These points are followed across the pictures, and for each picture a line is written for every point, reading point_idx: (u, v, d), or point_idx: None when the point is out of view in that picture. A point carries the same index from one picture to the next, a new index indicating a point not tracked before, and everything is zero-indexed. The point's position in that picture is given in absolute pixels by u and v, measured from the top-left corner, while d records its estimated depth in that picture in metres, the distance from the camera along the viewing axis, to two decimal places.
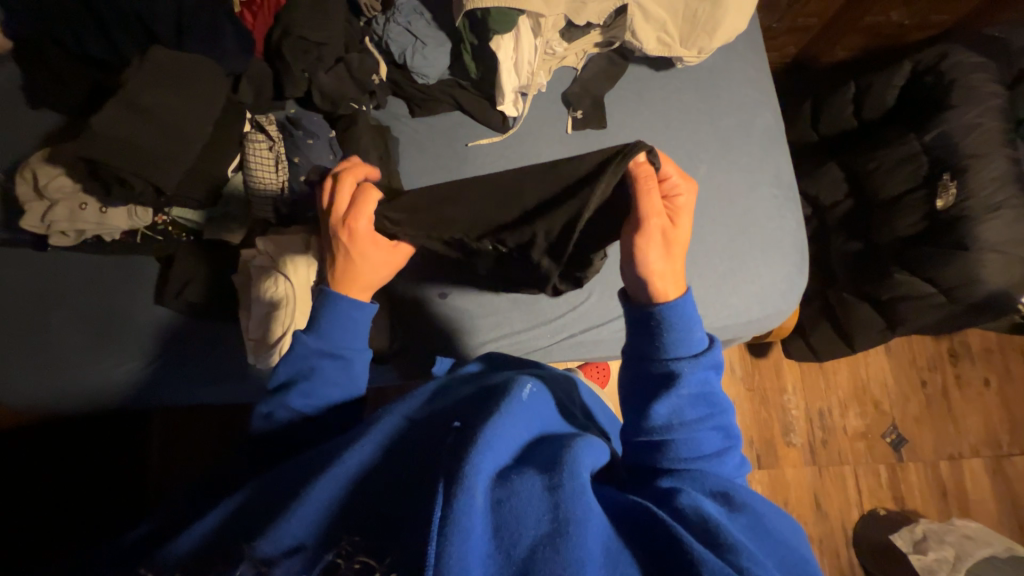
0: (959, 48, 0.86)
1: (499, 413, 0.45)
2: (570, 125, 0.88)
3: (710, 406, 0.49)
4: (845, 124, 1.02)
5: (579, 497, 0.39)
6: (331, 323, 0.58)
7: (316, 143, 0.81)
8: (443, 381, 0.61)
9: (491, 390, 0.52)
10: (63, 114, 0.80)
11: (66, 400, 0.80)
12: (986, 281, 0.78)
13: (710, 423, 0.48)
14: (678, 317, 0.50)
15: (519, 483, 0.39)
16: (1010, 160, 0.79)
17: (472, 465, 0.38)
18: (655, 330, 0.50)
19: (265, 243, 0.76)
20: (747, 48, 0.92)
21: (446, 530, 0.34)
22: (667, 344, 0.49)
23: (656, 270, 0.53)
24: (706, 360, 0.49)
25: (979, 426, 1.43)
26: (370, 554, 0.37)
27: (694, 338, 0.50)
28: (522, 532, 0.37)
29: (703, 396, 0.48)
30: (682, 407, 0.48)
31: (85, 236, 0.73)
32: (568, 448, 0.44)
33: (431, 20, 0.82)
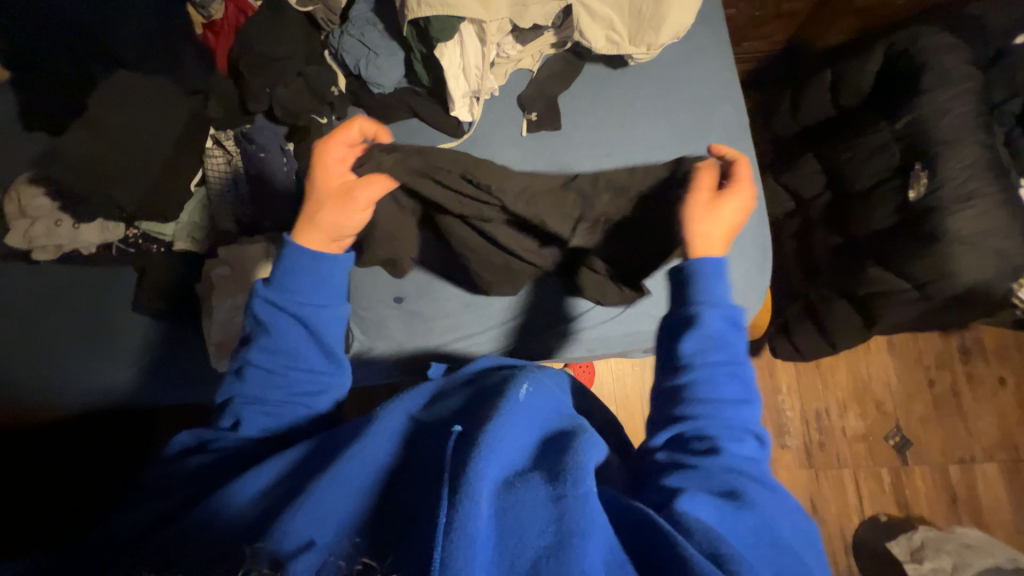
0: (932, 29, 0.81)
1: (499, 415, 0.45)
2: (525, 127, 0.88)
3: (730, 355, 0.53)
4: (825, 113, 0.98)
5: (584, 505, 0.39)
6: (288, 273, 0.61)
7: (268, 155, 0.82)
8: (440, 386, 0.61)
9: (492, 394, 0.51)
10: (41, 133, 0.85)
11: (47, 403, 0.85)
12: (960, 275, 0.73)
13: (728, 373, 0.52)
14: (705, 264, 0.56)
15: (525, 492, 0.39)
16: (983, 146, 0.74)
17: (474, 470, 0.38)
18: (684, 275, 0.57)
19: (227, 251, 0.82)
20: (707, 41, 0.90)
21: (451, 534, 0.35)
22: (695, 286, 0.56)
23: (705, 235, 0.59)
24: (727, 310, 0.55)
25: (992, 427, 1.35)
26: (373, 554, 0.38)
27: (721, 290, 0.55)
28: (526, 543, 0.37)
29: (724, 341, 0.53)
30: (705, 349, 0.52)
31: (63, 250, 0.79)
32: (572, 450, 0.45)
33: (383, 31, 0.84)
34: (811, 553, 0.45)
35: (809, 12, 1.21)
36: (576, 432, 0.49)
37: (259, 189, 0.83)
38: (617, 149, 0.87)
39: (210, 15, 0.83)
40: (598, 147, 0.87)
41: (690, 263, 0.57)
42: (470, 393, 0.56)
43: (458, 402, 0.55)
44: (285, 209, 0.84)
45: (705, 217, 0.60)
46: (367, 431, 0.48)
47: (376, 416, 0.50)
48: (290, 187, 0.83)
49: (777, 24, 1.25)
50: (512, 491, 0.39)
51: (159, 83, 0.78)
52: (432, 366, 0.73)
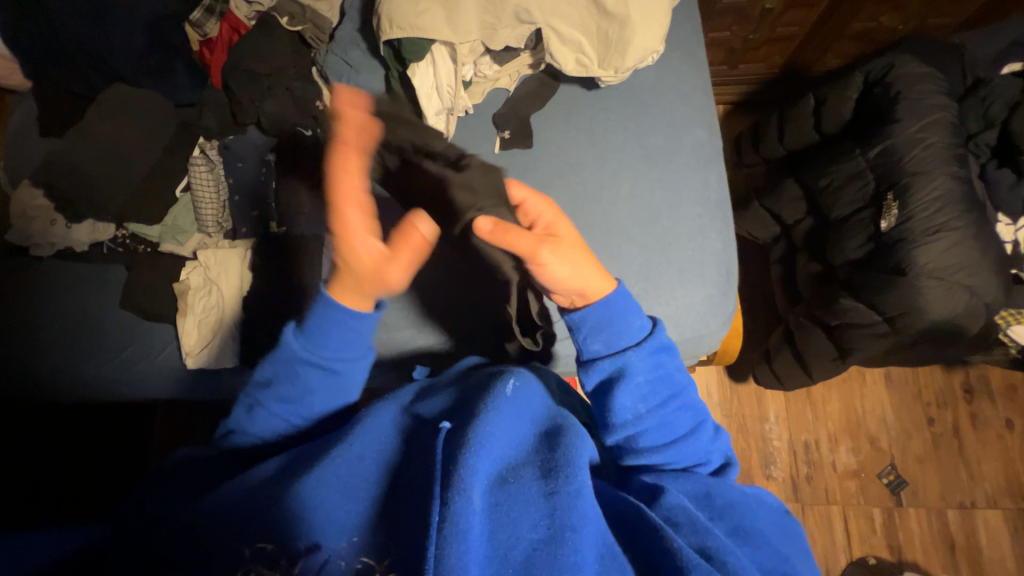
0: (907, 58, 0.80)
1: (488, 411, 0.52)
2: (498, 145, 0.89)
3: (669, 390, 0.60)
4: (807, 137, 0.96)
5: (574, 501, 0.47)
6: (319, 332, 0.62)
7: (245, 164, 0.89)
8: (431, 380, 0.70)
9: (480, 391, 0.59)
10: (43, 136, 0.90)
11: (28, 391, 0.89)
12: (929, 309, 0.72)
13: (671, 404, 0.60)
14: (617, 317, 0.59)
15: (517, 489, 0.48)
16: (955, 179, 0.72)
17: (467, 466, 0.46)
18: (603, 333, 0.59)
19: (208, 256, 0.87)
20: (682, 67, 0.92)
21: (445, 529, 0.42)
22: (614, 339, 0.59)
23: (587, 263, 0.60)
24: (649, 346, 0.59)
25: (997, 472, 1.27)
26: (371, 553, 0.47)
27: (635, 325, 0.60)
28: (521, 537, 0.45)
29: (659, 380, 0.59)
30: (645, 389, 0.58)
31: (59, 248, 0.86)
32: (562, 445, 0.52)
33: (365, 50, 0.89)
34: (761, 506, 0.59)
35: (805, 36, 1.20)
36: (564, 423, 0.57)
37: (236, 197, 0.88)
38: (586, 168, 0.88)
39: (206, 33, 0.87)
40: (567, 166, 0.88)
41: (598, 318, 0.59)
42: (456, 390, 0.63)
43: (447, 399, 0.61)
44: (262, 219, 0.89)
45: (564, 252, 0.57)
46: (361, 426, 0.58)
47: (370, 417, 0.59)
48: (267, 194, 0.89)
49: (772, 47, 1.24)
50: (506, 488, 0.48)
51: (149, 97, 0.83)
52: (418, 368, 0.79)
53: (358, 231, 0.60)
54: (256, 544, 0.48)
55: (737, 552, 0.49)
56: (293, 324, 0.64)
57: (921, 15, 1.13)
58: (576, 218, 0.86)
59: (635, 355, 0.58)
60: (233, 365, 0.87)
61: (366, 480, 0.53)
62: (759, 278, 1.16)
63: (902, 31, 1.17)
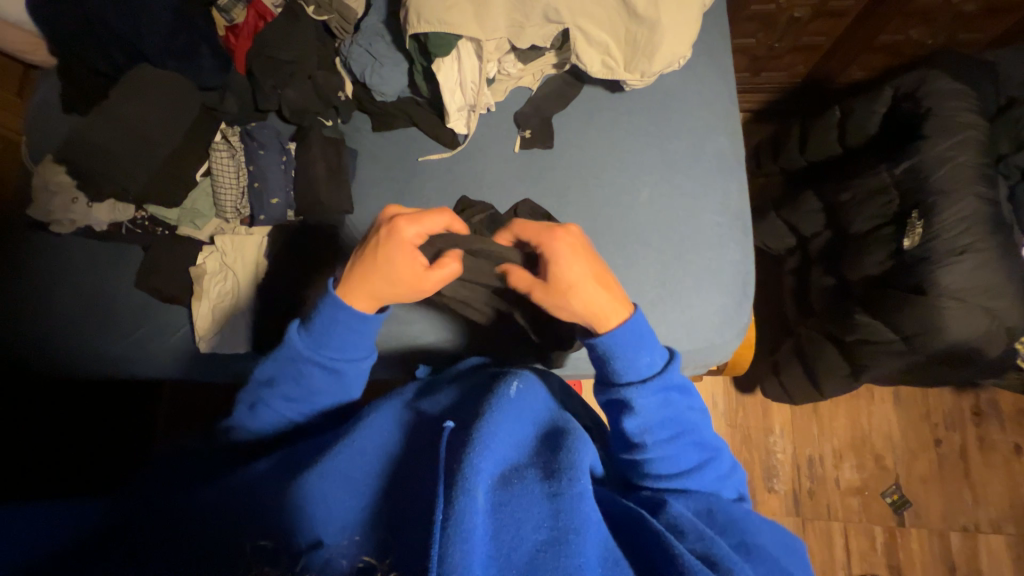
0: (939, 74, 0.78)
1: (493, 411, 0.52)
2: (518, 143, 0.89)
3: (677, 426, 0.58)
4: (829, 150, 0.95)
5: (576, 504, 0.47)
6: (325, 333, 0.63)
7: (267, 152, 0.87)
8: (425, 381, 0.70)
9: (484, 392, 0.59)
10: (66, 113, 0.91)
11: (42, 366, 0.89)
12: (947, 331, 0.71)
13: (679, 438, 0.58)
14: (623, 352, 0.57)
15: (520, 490, 0.47)
16: (982, 200, 0.71)
17: (472, 466, 0.45)
18: (606, 366, 0.58)
19: (224, 241, 0.87)
20: (708, 74, 0.91)
21: (449, 529, 0.41)
22: (620, 374, 0.58)
23: (588, 304, 0.57)
24: (656, 384, 0.57)
25: (1002, 497, 1.26)
26: (371, 553, 0.46)
27: (643, 363, 0.57)
28: (525, 538, 0.44)
29: (666, 416, 0.57)
30: (650, 425, 0.57)
31: (77, 226, 0.86)
32: (566, 449, 0.52)
33: (390, 42, 0.87)
34: (774, 534, 0.56)
35: (831, 47, 1.19)
36: (569, 429, 0.57)
37: (256, 184, 0.87)
38: (606, 171, 0.87)
39: (232, 19, 0.88)
40: (587, 168, 0.88)
41: (601, 353, 0.58)
42: (457, 390, 0.64)
43: (449, 398, 0.61)
44: (279, 206, 0.88)
45: (552, 300, 0.58)
46: (364, 421, 0.57)
47: (371, 416, 0.58)
48: (286, 184, 0.87)
49: (797, 56, 1.23)
50: (510, 488, 0.47)
51: (173, 78, 0.83)
52: (419, 367, 0.79)
53: (410, 243, 0.60)
54: (255, 542, 0.47)
55: (744, 566, 0.48)
56: (298, 322, 0.64)
57: (952, 30, 1.11)
58: (594, 221, 0.85)
59: (638, 394, 0.57)
60: (245, 350, 0.87)
61: (367, 474, 0.53)
62: (772, 289, 1.15)
63: (931, 45, 1.15)
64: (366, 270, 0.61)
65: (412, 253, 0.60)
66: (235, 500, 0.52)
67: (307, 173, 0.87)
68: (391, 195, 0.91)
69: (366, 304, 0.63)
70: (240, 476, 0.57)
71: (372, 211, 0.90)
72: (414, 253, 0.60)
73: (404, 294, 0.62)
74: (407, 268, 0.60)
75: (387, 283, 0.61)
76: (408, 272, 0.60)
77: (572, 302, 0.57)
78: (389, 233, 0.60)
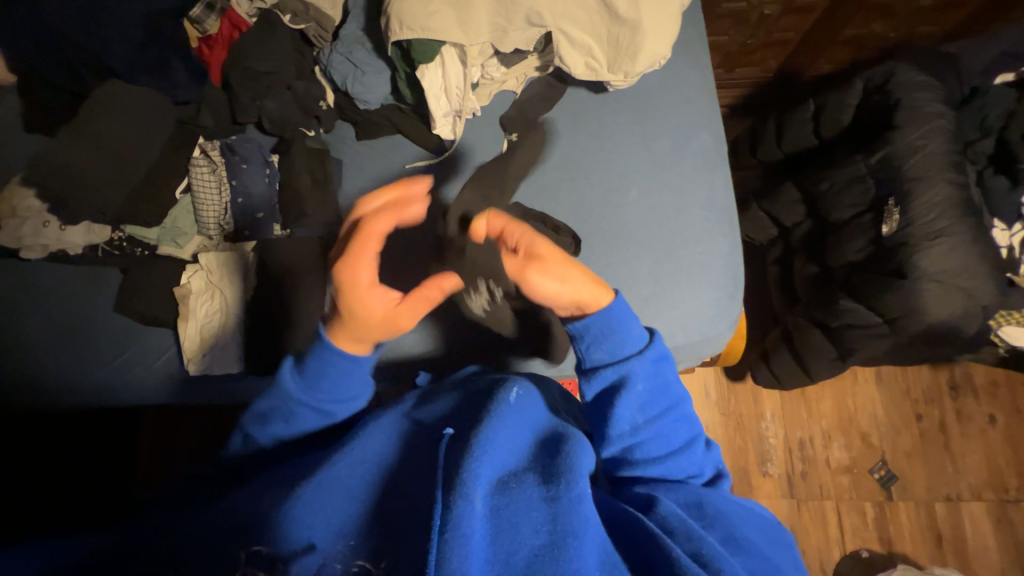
0: (905, 66, 0.82)
1: (492, 418, 0.52)
2: (505, 147, 0.89)
3: (669, 402, 0.58)
4: (806, 142, 0.98)
5: (575, 506, 0.47)
6: (317, 373, 0.60)
7: (250, 165, 0.86)
8: (427, 390, 0.69)
9: (482, 397, 0.59)
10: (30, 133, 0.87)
11: (18, 398, 0.85)
12: (928, 312, 0.74)
13: (671, 417, 0.57)
14: (617, 322, 0.57)
15: (518, 493, 0.48)
16: (953, 184, 0.74)
17: (470, 471, 0.46)
18: (602, 338, 0.57)
19: (209, 259, 0.85)
20: (688, 71, 0.93)
21: (446, 534, 0.41)
22: (616, 347, 0.57)
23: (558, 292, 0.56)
24: (651, 355, 0.58)
25: (980, 466, 1.32)
26: (368, 557, 0.46)
27: (636, 333, 0.58)
28: (523, 542, 0.44)
29: (659, 391, 0.57)
30: (645, 401, 0.56)
31: (50, 251, 0.82)
32: (564, 453, 0.52)
33: (371, 49, 0.86)
34: (762, 531, 0.55)
35: (800, 41, 1.22)
36: (562, 431, 0.57)
37: (240, 199, 0.86)
38: (594, 171, 0.88)
39: (206, 30, 0.86)
40: (576, 169, 0.89)
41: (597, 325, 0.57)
42: (458, 395, 0.62)
43: (447, 406, 0.60)
44: (266, 221, 0.87)
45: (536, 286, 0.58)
46: (362, 432, 0.57)
47: (371, 426, 0.57)
48: (270, 196, 0.87)
49: (769, 51, 1.26)
50: (508, 492, 0.48)
51: (146, 93, 0.80)
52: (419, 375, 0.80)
53: (365, 286, 0.59)
54: (252, 551, 0.48)
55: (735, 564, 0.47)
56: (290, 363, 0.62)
57: (913, 22, 1.15)
58: (585, 221, 0.86)
59: (638, 363, 0.56)
60: (238, 369, 0.84)
61: (362, 483, 0.52)
62: (757, 280, 1.18)
63: (894, 38, 1.20)
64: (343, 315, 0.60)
65: (370, 287, 0.59)
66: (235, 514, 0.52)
67: (292, 185, 0.85)
68: None
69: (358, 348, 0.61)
70: (243, 498, 0.55)
71: None
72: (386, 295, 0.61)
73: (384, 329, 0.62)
74: (368, 315, 0.59)
75: (356, 325, 0.60)
76: (378, 310, 0.60)
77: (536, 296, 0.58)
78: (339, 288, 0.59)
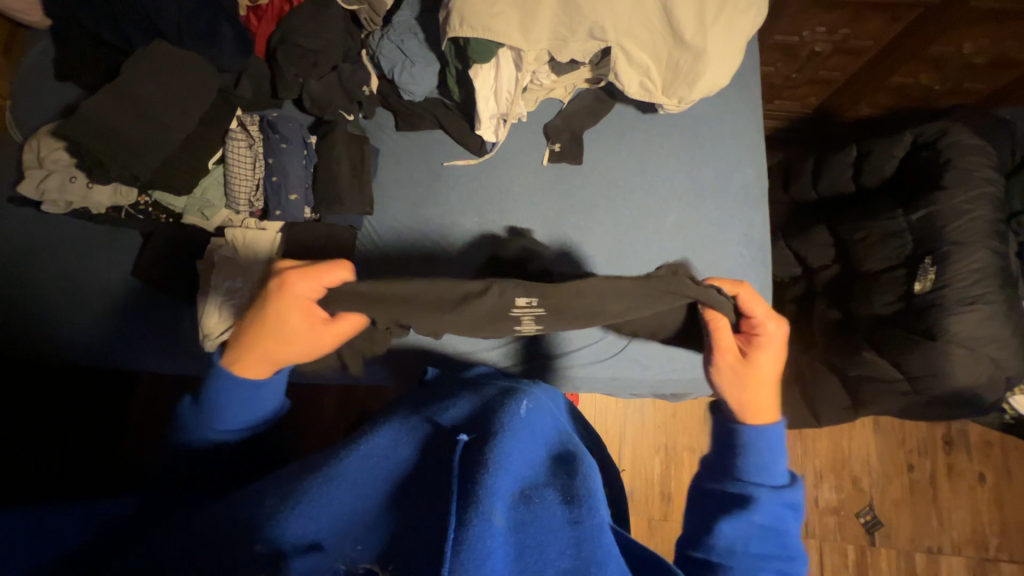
0: (960, 127, 0.81)
1: (507, 432, 0.48)
2: (546, 156, 0.88)
3: (779, 548, 0.49)
4: (843, 187, 0.97)
5: (598, 536, 0.43)
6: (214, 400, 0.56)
7: (290, 146, 0.83)
8: (442, 383, 0.68)
9: (493, 403, 0.55)
10: (62, 83, 0.84)
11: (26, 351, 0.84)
12: (951, 375, 0.75)
13: (775, 564, 0.48)
14: (762, 446, 0.55)
15: (541, 509, 0.44)
16: (994, 253, 0.74)
17: (486, 486, 0.42)
18: (737, 449, 0.55)
19: (235, 235, 0.83)
20: (737, 103, 0.92)
21: (461, 554, 0.37)
22: (750, 466, 0.54)
23: (749, 395, 0.58)
24: (784, 496, 0.52)
25: (964, 522, 1.34)
26: (374, 560, 0.42)
27: (778, 470, 0.54)
28: (547, 564, 0.41)
29: (774, 532, 0.50)
30: (750, 529, 0.49)
31: (73, 207, 0.81)
32: (579, 474, 0.48)
33: (423, 40, 0.83)
34: None
35: (845, 82, 1.21)
36: (578, 453, 0.53)
37: (274, 178, 0.83)
38: (635, 192, 0.88)
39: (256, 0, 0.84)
40: (616, 188, 0.88)
41: (738, 438, 0.56)
42: (476, 398, 0.59)
43: (466, 409, 0.56)
44: (298, 203, 0.84)
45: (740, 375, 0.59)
46: (373, 431, 0.52)
47: (380, 427, 0.53)
48: (306, 179, 0.84)
49: (811, 88, 1.25)
50: (531, 507, 0.44)
51: (191, 59, 0.78)
52: (429, 368, 0.74)
53: (298, 304, 0.55)
54: (251, 549, 0.41)
55: None
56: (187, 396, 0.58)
57: (961, 78, 1.14)
58: (620, 243, 0.86)
59: (763, 496, 0.51)
60: None
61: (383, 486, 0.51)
62: None
63: (938, 90, 1.19)
64: (258, 335, 0.57)
65: (310, 307, 0.56)
66: (244, 509, 0.45)
67: (328, 170, 0.84)
68: (415, 198, 0.88)
69: (265, 370, 0.58)
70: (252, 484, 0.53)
71: (393, 214, 0.88)
72: (311, 311, 0.56)
73: (312, 350, 0.59)
74: (306, 340, 0.57)
75: (282, 343, 0.57)
76: (308, 333, 0.57)
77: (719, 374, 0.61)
78: (277, 290, 0.55)
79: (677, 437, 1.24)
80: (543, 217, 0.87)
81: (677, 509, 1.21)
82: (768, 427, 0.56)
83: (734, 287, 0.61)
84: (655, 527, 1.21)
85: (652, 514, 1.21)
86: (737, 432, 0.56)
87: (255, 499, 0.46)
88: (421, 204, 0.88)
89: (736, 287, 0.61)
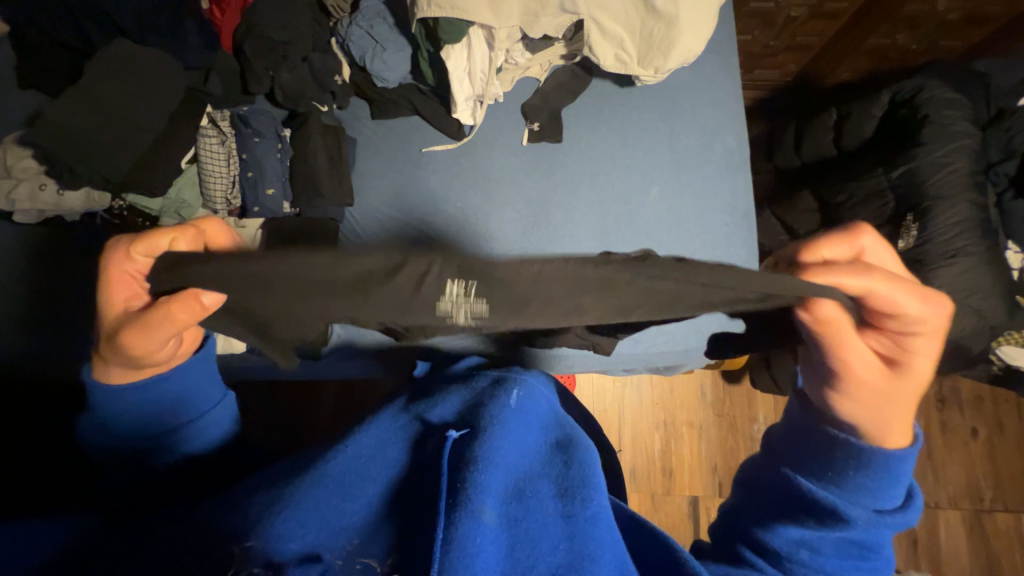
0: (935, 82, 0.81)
1: (497, 427, 0.47)
2: (526, 136, 0.87)
3: (861, 559, 0.44)
4: (825, 151, 0.97)
5: (591, 528, 0.43)
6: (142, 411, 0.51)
7: (263, 140, 0.82)
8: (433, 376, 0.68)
9: (481, 397, 0.53)
10: (23, 90, 0.82)
11: None
12: None
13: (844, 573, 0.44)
14: (884, 476, 0.45)
15: (533, 503, 0.44)
16: (974, 206, 0.76)
17: (475, 484, 0.41)
18: (845, 466, 0.46)
19: None
20: (715, 71, 0.91)
21: (449, 553, 0.36)
22: (863, 487, 0.46)
23: (892, 416, 0.45)
24: (886, 515, 0.46)
25: (959, 477, 1.36)
26: (373, 556, 0.42)
27: (892, 493, 0.46)
28: (540, 558, 0.41)
29: (858, 549, 0.44)
30: (821, 547, 0.44)
31: (45, 216, 0.79)
32: (575, 464, 0.48)
33: (393, 25, 0.82)
34: None
35: (823, 47, 1.21)
36: (576, 441, 0.52)
37: (250, 174, 0.81)
38: (617, 167, 0.87)
39: None
40: (597, 165, 0.87)
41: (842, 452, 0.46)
42: (468, 392, 0.56)
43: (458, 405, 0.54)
44: (276, 197, 0.83)
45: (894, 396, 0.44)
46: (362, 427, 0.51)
47: (370, 424, 0.51)
48: (283, 173, 0.83)
49: (791, 55, 1.24)
50: (523, 502, 0.44)
51: (153, 55, 0.76)
52: (418, 364, 0.74)
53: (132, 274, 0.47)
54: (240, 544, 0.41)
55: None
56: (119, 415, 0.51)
57: (937, 36, 1.14)
58: (604, 219, 0.85)
59: (861, 520, 0.44)
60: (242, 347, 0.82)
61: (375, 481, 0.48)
62: None
63: (916, 50, 1.19)
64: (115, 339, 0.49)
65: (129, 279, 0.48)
66: (228, 512, 0.44)
67: (305, 163, 0.82)
68: (394, 186, 0.87)
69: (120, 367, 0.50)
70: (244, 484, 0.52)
71: (373, 206, 0.86)
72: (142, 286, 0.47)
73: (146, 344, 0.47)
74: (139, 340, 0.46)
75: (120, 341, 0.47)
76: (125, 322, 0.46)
77: (853, 399, 0.46)
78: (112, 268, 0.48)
79: (675, 412, 1.25)
80: (527, 201, 0.86)
81: (678, 483, 1.23)
82: (905, 455, 0.45)
83: (862, 277, 0.42)
84: (658, 502, 1.23)
85: (655, 489, 1.22)
86: (856, 452, 0.45)
87: (241, 496, 0.45)
88: (401, 193, 0.86)
89: (865, 277, 0.42)
